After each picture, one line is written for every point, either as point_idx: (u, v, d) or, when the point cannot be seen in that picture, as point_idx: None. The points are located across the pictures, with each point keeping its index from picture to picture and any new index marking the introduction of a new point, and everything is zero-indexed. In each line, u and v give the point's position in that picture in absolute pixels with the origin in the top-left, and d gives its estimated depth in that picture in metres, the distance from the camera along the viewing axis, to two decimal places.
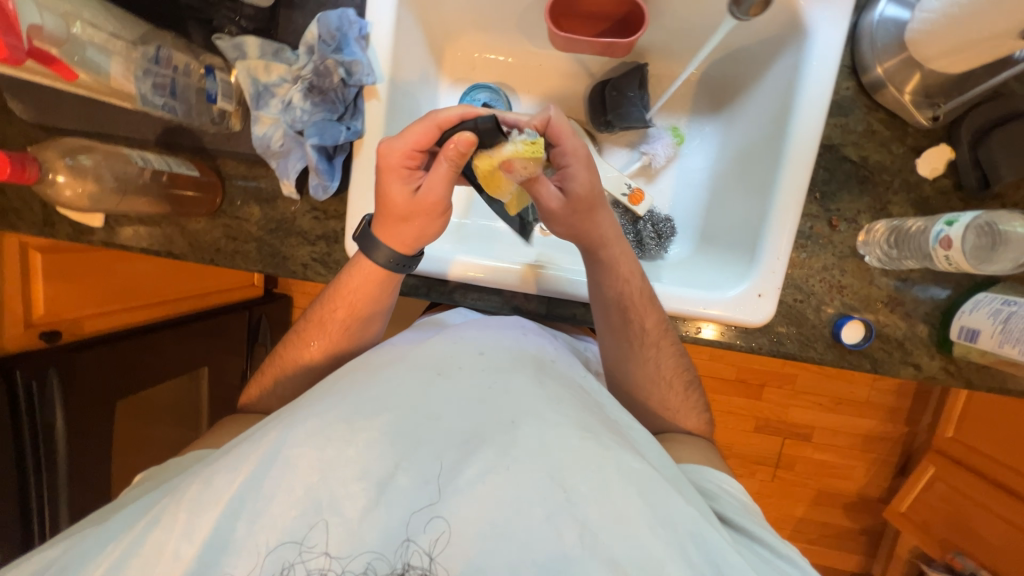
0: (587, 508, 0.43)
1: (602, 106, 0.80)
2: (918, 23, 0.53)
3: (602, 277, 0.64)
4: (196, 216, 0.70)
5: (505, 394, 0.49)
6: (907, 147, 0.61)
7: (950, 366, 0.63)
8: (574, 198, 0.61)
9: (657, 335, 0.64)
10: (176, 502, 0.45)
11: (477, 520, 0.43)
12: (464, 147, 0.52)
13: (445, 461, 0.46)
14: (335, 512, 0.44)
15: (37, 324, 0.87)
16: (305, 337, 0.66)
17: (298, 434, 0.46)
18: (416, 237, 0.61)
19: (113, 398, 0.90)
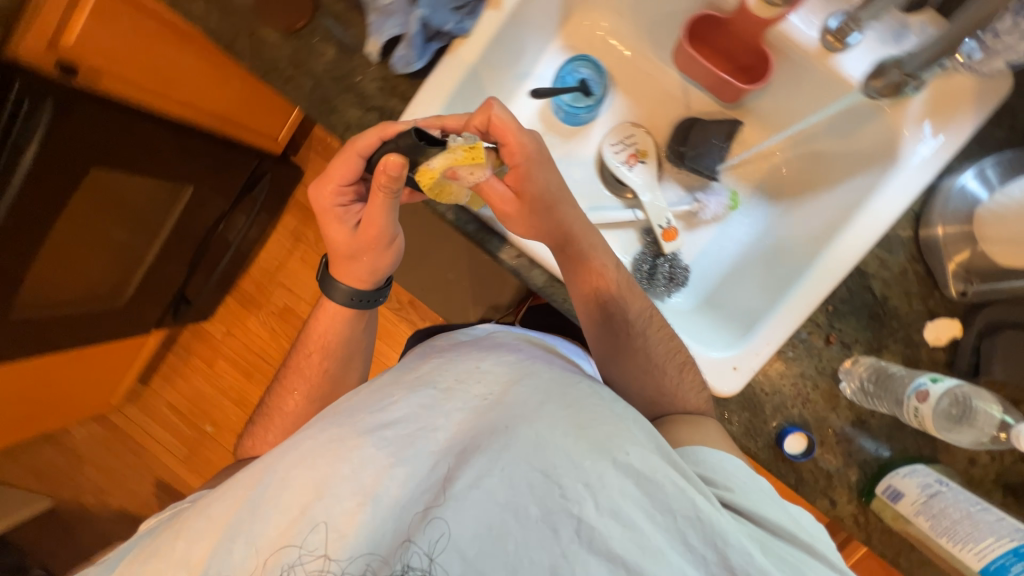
0: (582, 503, 0.50)
1: (682, 138, 0.81)
2: (994, 203, 0.56)
3: (569, 271, 0.67)
4: (273, 26, 0.68)
5: (486, 407, 0.55)
6: (924, 308, 0.63)
7: (861, 518, 0.65)
8: (524, 198, 0.65)
9: (640, 325, 0.67)
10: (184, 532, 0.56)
11: (475, 516, 0.50)
12: (393, 169, 0.59)
13: (438, 467, 0.52)
14: (336, 502, 0.51)
15: (62, 51, 0.81)
16: (289, 383, 0.83)
17: (283, 467, 0.55)
18: (368, 270, 0.77)
19: (86, 160, 0.84)
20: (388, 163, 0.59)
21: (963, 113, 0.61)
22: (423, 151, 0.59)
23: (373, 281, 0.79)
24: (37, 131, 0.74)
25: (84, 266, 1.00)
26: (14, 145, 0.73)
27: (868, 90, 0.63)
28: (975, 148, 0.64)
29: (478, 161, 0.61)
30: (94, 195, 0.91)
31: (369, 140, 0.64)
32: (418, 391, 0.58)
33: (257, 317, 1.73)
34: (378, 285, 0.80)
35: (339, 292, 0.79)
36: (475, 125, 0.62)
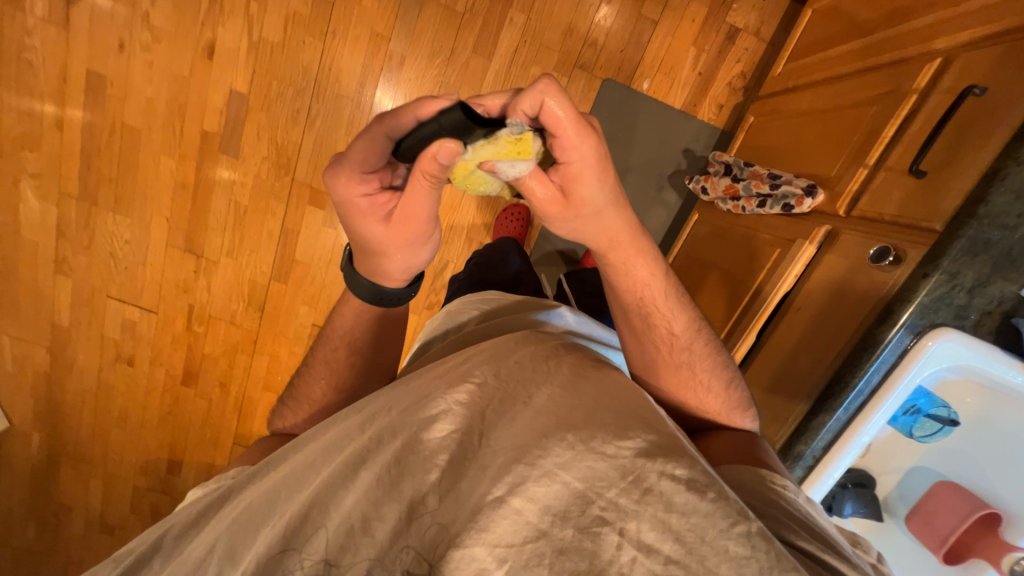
0: (629, 520, 0.46)
1: (852, 481, 0.98)
2: None
3: (616, 279, 0.75)
4: None
5: (511, 404, 0.56)
6: None
7: None
8: (570, 201, 0.64)
9: (645, 324, 0.76)
10: (216, 521, 0.56)
11: (508, 528, 0.46)
12: (444, 155, 0.53)
13: (453, 456, 0.52)
14: (371, 480, 0.51)
15: None
16: (309, 377, 0.79)
17: (324, 441, 0.59)
18: (405, 267, 0.69)
19: None
20: (439, 150, 0.53)
21: None
22: (461, 136, 0.55)
23: (395, 285, 0.72)
24: None
25: None
26: None
27: None
28: None
29: (526, 152, 0.57)
30: None
31: (399, 119, 0.54)
32: (450, 374, 0.60)
33: None
34: (402, 283, 0.72)
35: (359, 287, 0.72)
36: (523, 113, 0.56)
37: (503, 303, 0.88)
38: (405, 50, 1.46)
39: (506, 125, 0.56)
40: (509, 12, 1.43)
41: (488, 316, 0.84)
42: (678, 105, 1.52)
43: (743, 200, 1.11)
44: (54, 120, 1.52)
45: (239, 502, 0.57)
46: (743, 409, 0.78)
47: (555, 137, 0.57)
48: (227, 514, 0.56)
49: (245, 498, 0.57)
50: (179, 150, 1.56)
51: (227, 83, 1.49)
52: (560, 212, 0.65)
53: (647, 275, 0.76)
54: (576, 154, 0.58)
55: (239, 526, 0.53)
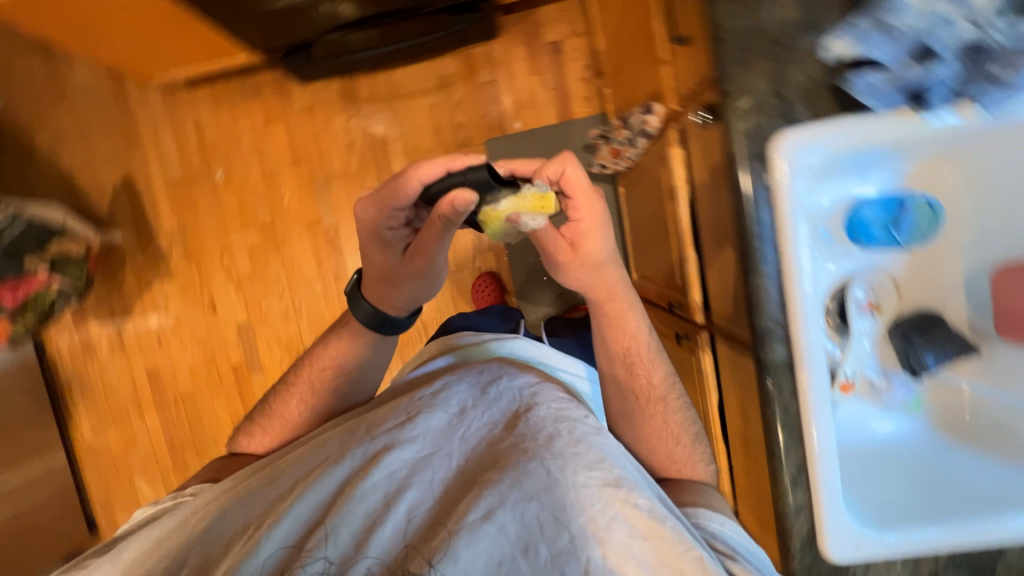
0: (589, 548, 0.55)
1: (917, 325, 0.82)
2: None
3: (608, 330, 0.87)
4: None
5: (488, 437, 0.65)
6: None
7: None
8: (577, 251, 0.81)
9: (635, 376, 0.88)
10: (200, 527, 0.66)
11: (485, 549, 0.55)
12: (457, 202, 0.67)
13: (446, 491, 0.61)
14: (364, 497, 0.59)
15: None
16: (286, 395, 0.90)
17: (310, 465, 0.67)
18: (412, 296, 0.85)
19: None
20: (456, 197, 0.67)
21: None
22: (488, 188, 0.70)
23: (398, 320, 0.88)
24: None
25: None
26: None
27: None
28: None
29: (542, 208, 0.74)
30: None
31: (435, 169, 0.71)
32: (432, 408, 0.68)
33: (344, 118, 1.72)
34: (403, 312, 0.88)
35: (362, 310, 0.87)
36: (544, 180, 0.74)
37: (464, 337, 0.95)
38: (335, 221, 1.77)
39: (534, 186, 0.74)
40: (389, 147, 1.72)
41: (451, 350, 0.92)
42: (553, 120, 1.66)
43: (624, 151, 1.17)
44: (139, 421, 1.91)
45: (231, 506, 0.66)
46: (703, 460, 0.87)
47: (570, 197, 0.76)
48: (222, 520, 0.65)
49: (245, 510, 0.66)
50: (224, 390, 1.87)
51: (233, 322, 1.84)
52: (570, 259, 0.81)
53: (639, 324, 0.88)
54: (583, 213, 0.77)
55: (235, 554, 0.60)
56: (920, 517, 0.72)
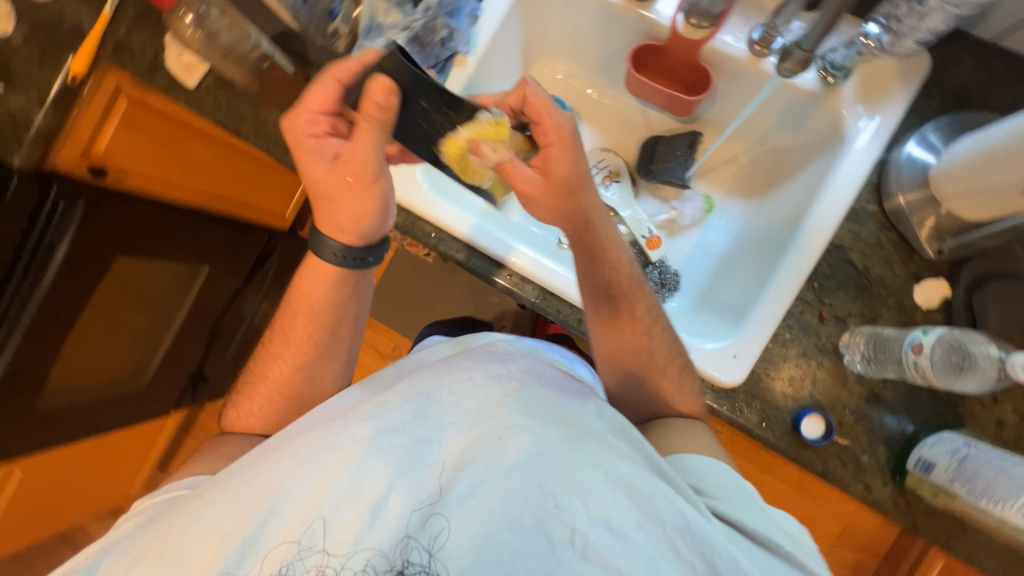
0: (578, 515, 0.41)
1: (650, 156, 0.86)
2: (943, 166, 0.59)
3: (591, 263, 0.63)
4: (274, 106, 0.77)
5: (472, 408, 0.46)
6: (908, 272, 0.64)
7: (900, 498, 0.62)
8: (553, 177, 0.59)
9: (649, 322, 0.63)
10: (170, 545, 0.44)
11: (468, 531, 0.40)
12: (376, 95, 0.51)
13: (436, 477, 0.42)
14: (330, 505, 0.41)
15: (93, 157, 0.84)
16: (273, 350, 0.67)
17: (298, 444, 0.46)
18: (355, 223, 0.62)
19: (117, 248, 0.92)
20: (376, 90, 0.51)
21: (898, 87, 0.65)
22: (440, 116, 0.55)
23: (371, 257, 0.66)
24: (72, 223, 0.81)
25: (110, 365, 1.08)
26: (48, 244, 0.79)
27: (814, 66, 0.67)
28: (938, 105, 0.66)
29: (502, 138, 0.58)
30: (109, 297, 0.97)
31: (352, 68, 0.56)
32: (418, 386, 0.48)
33: None
34: (365, 240, 0.64)
35: (328, 247, 0.64)
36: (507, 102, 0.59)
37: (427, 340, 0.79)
38: None
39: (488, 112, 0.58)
40: None
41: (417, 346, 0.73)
42: None
43: None
44: None
45: (215, 504, 0.44)
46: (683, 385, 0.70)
47: (534, 117, 0.58)
48: (181, 527, 0.44)
49: (214, 518, 0.44)
50: None
51: None
52: (546, 192, 0.59)
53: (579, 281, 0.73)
54: (555, 125, 0.57)
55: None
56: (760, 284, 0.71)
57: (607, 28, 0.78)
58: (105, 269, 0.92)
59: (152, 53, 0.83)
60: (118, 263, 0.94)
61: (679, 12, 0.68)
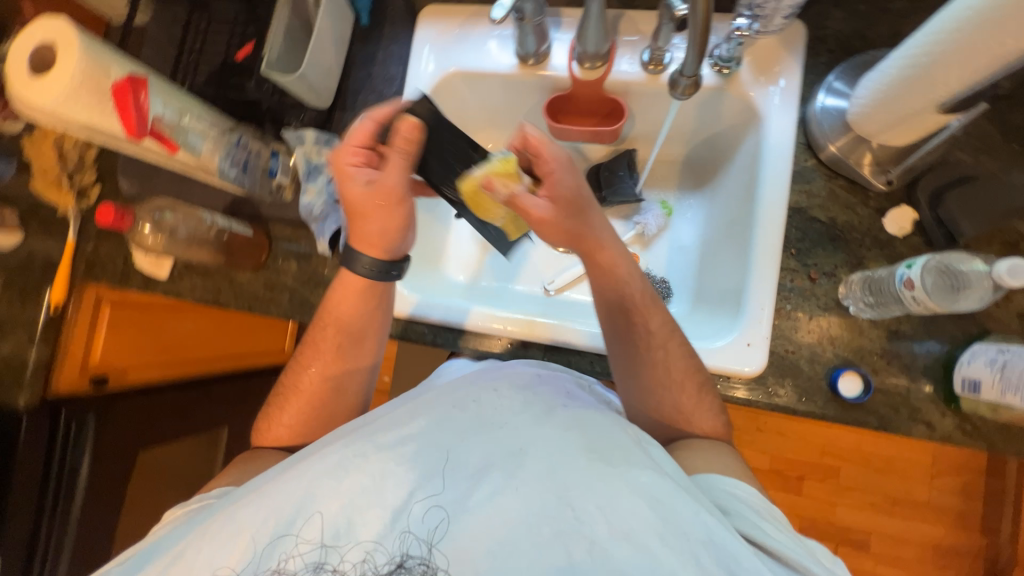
0: (594, 526, 0.44)
1: (597, 184, 0.90)
2: (855, 108, 0.63)
3: (603, 281, 0.64)
4: (244, 269, 0.81)
5: (503, 426, 0.51)
6: (872, 209, 0.66)
7: (965, 424, 0.60)
8: (563, 203, 0.60)
9: (664, 337, 0.63)
10: (205, 538, 0.48)
11: (481, 537, 0.45)
12: (406, 130, 0.59)
13: (457, 489, 0.48)
14: (357, 515, 0.47)
15: (90, 369, 1.00)
16: (305, 360, 0.70)
17: (338, 452, 0.50)
18: (381, 236, 0.64)
19: (139, 443, 1.05)
20: (405, 128, 0.59)
21: (788, 53, 0.70)
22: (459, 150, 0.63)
23: (398, 270, 0.68)
24: (84, 442, 0.94)
25: None
26: (70, 467, 0.93)
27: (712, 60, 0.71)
28: (831, 57, 0.70)
29: (512, 174, 0.61)
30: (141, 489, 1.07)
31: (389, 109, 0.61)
32: (455, 411, 0.53)
33: None
34: (397, 251, 0.67)
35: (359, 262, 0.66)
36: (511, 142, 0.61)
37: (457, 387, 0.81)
38: None
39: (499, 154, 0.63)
40: None
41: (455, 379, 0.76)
42: None
43: None
44: None
45: (258, 500, 0.49)
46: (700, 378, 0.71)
47: (535, 153, 0.59)
48: (217, 531, 0.48)
49: (248, 520, 0.48)
50: None
51: None
52: (558, 217, 0.60)
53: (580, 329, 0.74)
54: (556, 159, 0.59)
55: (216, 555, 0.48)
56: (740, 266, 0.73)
57: (518, 95, 0.83)
58: (130, 463, 1.03)
59: (122, 260, 0.87)
60: (141, 456, 1.06)
61: (572, 61, 0.74)
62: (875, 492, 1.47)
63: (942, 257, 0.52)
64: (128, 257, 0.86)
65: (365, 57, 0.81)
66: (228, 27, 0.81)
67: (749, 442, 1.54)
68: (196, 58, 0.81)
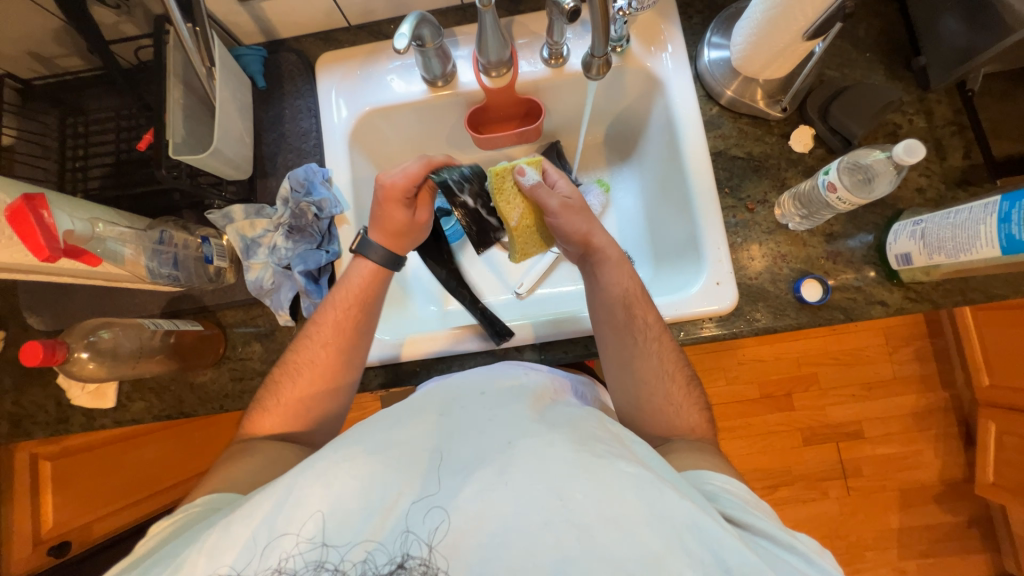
0: (583, 510, 0.45)
1: None
2: (737, 54, 0.70)
3: (599, 282, 0.68)
4: (202, 368, 0.75)
5: (492, 425, 0.53)
6: (778, 135, 0.74)
7: (911, 293, 0.69)
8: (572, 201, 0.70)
9: (657, 331, 0.65)
10: (195, 547, 0.47)
11: (473, 530, 0.45)
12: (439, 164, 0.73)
13: (449, 481, 0.49)
14: (361, 517, 0.48)
15: (47, 539, 0.90)
16: (316, 336, 0.66)
17: (338, 457, 0.51)
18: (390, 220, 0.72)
19: None
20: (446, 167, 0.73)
21: (667, 22, 0.77)
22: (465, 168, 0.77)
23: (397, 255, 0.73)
24: None
25: None
26: None
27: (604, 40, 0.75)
28: (702, 16, 0.79)
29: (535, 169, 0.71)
30: None
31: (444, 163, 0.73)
32: (452, 425, 0.55)
33: None
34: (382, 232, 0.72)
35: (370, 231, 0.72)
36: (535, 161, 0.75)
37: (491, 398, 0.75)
38: None
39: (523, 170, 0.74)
40: None
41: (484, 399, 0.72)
42: None
43: None
44: None
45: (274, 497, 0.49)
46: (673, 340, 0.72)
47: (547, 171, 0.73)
48: (212, 541, 0.47)
49: (240, 525, 0.47)
50: None
51: None
52: (563, 208, 0.68)
53: (559, 320, 0.75)
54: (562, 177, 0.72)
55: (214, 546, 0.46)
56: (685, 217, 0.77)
57: (436, 118, 0.84)
58: None
59: (53, 403, 0.77)
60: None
61: (479, 73, 0.76)
62: (851, 383, 1.62)
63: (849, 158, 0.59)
64: (60, 397, 0.76)
65: (272, 119, 0.79)
66: (113, 124, 0.76)
67: (735, 377, 1.64)
68: (84, 164, 0.75)
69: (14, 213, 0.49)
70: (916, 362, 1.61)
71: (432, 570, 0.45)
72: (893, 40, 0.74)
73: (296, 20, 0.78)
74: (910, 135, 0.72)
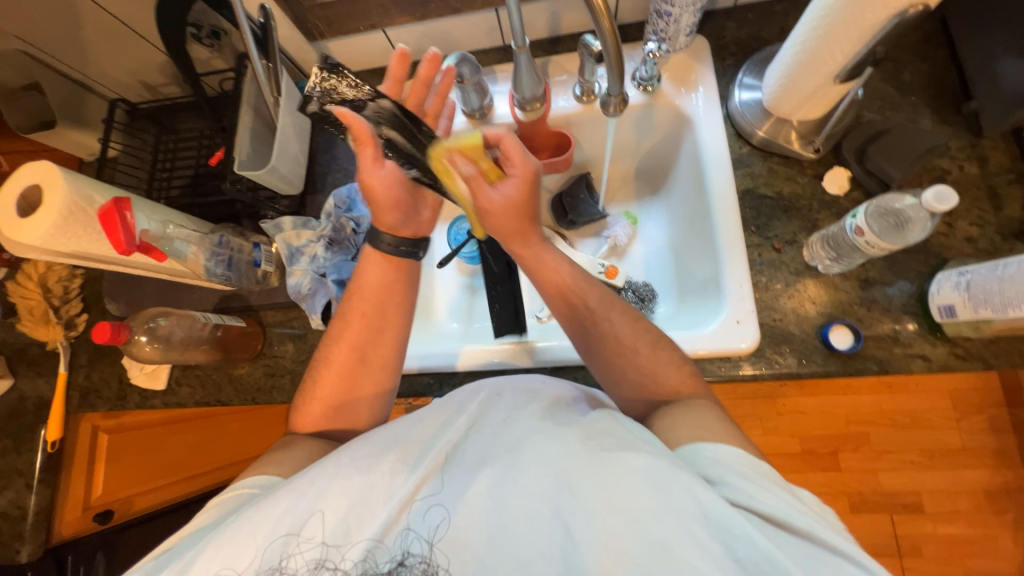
0: (591, 503, 0.45)
1: (563, 210, 0.96)
2: (769, 94, 0.70)
3: (532, 271, 0.69)
4: (241, 361, 0.82)
5: (506, 420, 0.54)
6: (810, 176, 0.73)
7: (958, 348, 0.63)
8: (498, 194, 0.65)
9: (605, 309, 0.65)
10: (218, 536, 0.48)
11: (483, 524, 0.47)
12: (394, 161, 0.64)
13: (464, 473, 0.51)
14: (373, 509, 0.50)
15: (94, 505, 0.98)
16: (336, 332, 0.68)
17: (351, 449, 0.54)
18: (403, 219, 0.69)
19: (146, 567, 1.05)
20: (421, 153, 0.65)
21: (700, 63, 0.78)
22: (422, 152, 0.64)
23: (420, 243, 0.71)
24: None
25: None
26: None
27: (636, 79, 0.78)
28: (736, 58, 0.80)
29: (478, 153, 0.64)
30: None
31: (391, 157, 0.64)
32: (459, 420, 0.56)
33: None
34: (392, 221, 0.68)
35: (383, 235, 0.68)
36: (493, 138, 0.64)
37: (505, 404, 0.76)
38: None
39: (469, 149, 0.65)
40: None
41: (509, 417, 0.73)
42: None
43: None
44: None
45: (292, 489, 0.50)
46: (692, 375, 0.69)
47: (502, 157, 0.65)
48: (230, 531, 0.47)
49: (260, 518, 0.48)
50: None
51: None
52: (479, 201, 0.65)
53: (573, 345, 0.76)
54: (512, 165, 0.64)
55: (235, 544, 0.47)
56: (710, 252, 0.76)
57: None
58: None
59: (116, 380, 0.87)
60: None
61: (514, 108, 0.81)
62: (909, 449, 1.45)
63: (877, 203, 0.60)
64: (123, 376, 0.86)
65: (327, 142, 0.88)
66: (196, 142, 0.88)
67: (772, 428, 1.53)
68: (169, 174, 0.87)
69: (102, 212, 0.58)
70: (991, 433, 1.43)
71: (431, 568, 0.47)
72: (943, 84, 0.71)
73: (356, 57, 0.88)
74: (960, 182, 0.68)
